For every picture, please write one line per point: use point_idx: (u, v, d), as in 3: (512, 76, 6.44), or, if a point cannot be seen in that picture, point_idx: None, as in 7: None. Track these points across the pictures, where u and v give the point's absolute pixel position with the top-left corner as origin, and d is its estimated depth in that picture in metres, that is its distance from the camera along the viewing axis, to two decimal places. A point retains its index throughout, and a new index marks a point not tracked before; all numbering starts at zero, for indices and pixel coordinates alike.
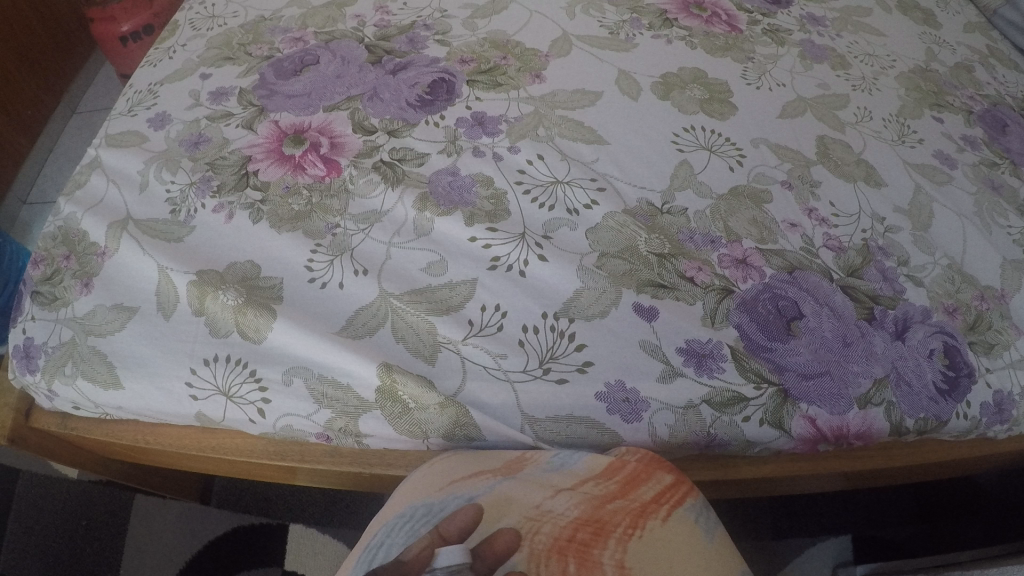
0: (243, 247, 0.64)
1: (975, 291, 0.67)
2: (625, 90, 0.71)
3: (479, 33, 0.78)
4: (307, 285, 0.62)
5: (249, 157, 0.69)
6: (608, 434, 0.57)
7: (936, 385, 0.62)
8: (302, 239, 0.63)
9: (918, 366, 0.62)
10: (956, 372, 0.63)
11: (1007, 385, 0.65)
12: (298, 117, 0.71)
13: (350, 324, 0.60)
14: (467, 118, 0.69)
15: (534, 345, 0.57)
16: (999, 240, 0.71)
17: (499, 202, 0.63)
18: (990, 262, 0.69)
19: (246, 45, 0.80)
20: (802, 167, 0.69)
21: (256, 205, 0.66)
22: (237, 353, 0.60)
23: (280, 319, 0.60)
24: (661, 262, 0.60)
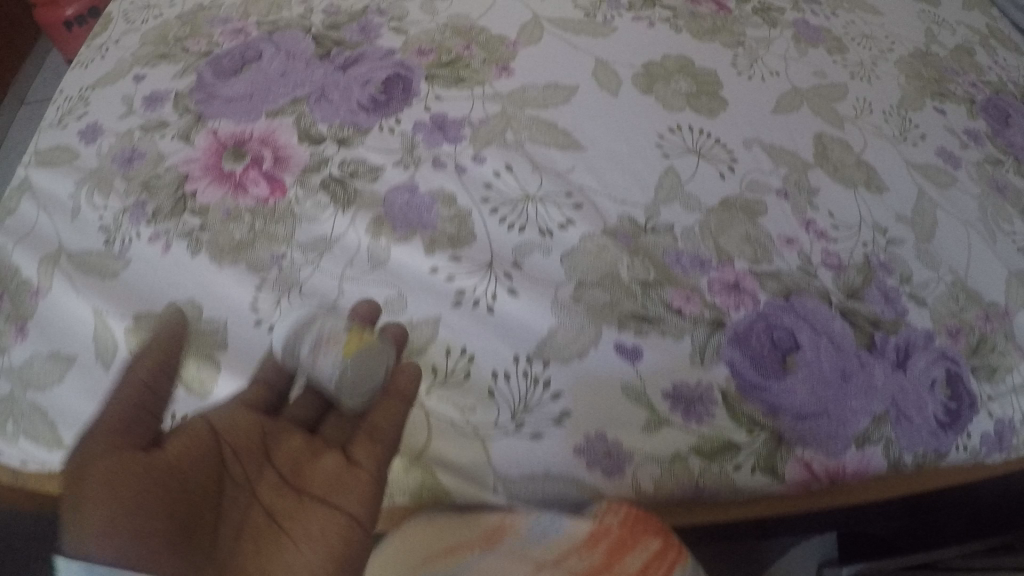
0: (183, 284, 0.58)
1: (979, 310, 0.64)
2: (604, 83, 0.63)
3: (439, 18, 0.68)
4: (252, 329, 0.56)
5: (186, 175, 0.62)
6: (587, 490, 0.52)
7: (936, 418, 0.60)
8: (244, 274, 0.57)
9: (920, 398, 0.59)
10: (957, 404, 0.61)
11: (1008, 413, 0.63)
12: (238, 125, 0.64)
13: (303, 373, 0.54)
14: (426, 122, 0.61)
15: (504, 395, 0.52)
16: (1004, 249, 0.68)
17: (462, 224, 0.56)
18: (995, 274, 0.66)
19: (183, 39, 0.72)
20: (799, 172, 0.62)
21: (194, 233, 0.60)
22: (181, 409, 0.55)
23: (224, 371, 0.55)
24: (645, 291, 0.54)
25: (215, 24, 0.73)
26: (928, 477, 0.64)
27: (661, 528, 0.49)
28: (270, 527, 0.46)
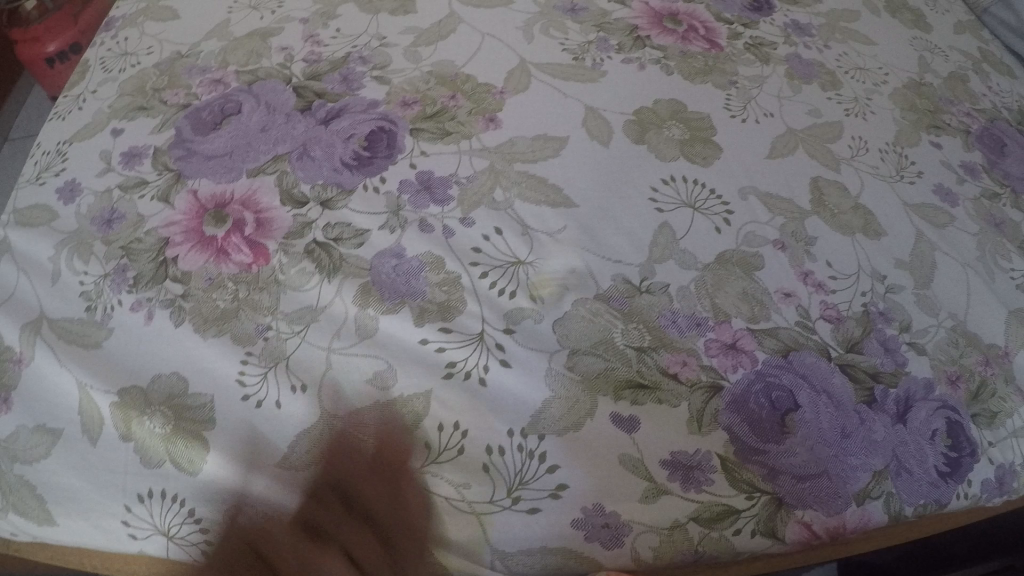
0: (170, 357, 0.58)
1: (979, 354, 0.63)
2: (594, 134, 0.61)
3: (423, 66, 0.67)
4: (240, 404, 0.55)
5: (166, 240, 0.61)
6: (585, 563, 0.51)
7: (937, 468, 0.59)
8: (230, 347, 0.57)
9: (920, 450, 0.58)
10: (958, 453, 0.60)
11: (1009, 458, 0.62)
12: (219, 185, 0.64)
13: (292, 452, 0.54)
14: (412, 181, 0.60)
15: (500, 470, 0.51)
16: (1002, 287, 0.67)
17: (451, 290, 0.55)
18: (995, 315, 0.65)
19: (161, 90, 0.71)
20: (795, 220, 0.60)
21: (176, 302, 0.59)
22: (173, 487, 0.55)
23: (214, 450, 0.55)
24: (640, 357, 0.53)
25: (192, 74, 0.71)
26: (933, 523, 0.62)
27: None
28: (307, 535, 0.53)
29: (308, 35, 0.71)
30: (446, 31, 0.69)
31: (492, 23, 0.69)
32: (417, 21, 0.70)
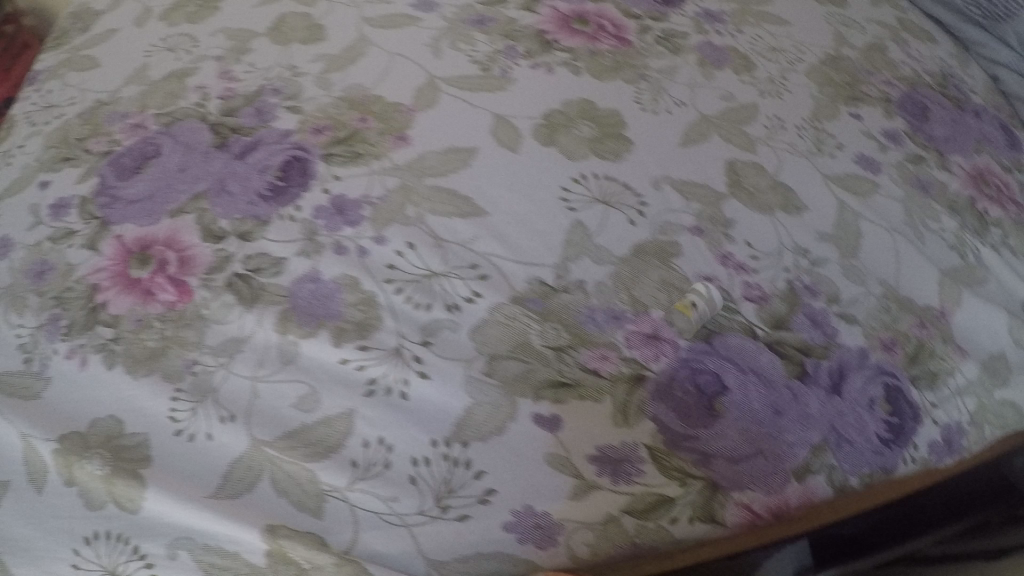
0: (106, 400, 0.58)
1: (913, 318, 0.63)
2: (503, 141, 0.62)
3: (334, 91, 0.69)
4: (174, 439, 0.56)
5: (94, 287, 0.63)
6: (522, 565, 0.51)
7: (879, 436, 0.58)
8: (160, 384, 0.58)
9: (859, 419, 0.58)
10: (900, 418, 0.59)
11: (954, 417, 0.62)
12: (142, 229, 0.65)
13: (226, 482, 0.54)
14: (326, 206, 0.62)
15: (427, 480, 0.51)
16: (934, 248, 0.66)
17: (368, 308, 0.57)
18: (928, 277, 0.65)
19: (84, 139, 0.74)
20: (712, 205, 0.60)
21: (107, 346, 0.60)
22: (118, 527, 0.55)
23: (153, 486, 0.55)
24: (559, 356, 0.53)
25: (115, 123, 0.74)
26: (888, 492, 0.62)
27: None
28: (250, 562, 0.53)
29: (223, 72, 0.74)
30: (355, 55, 0.71)
31: (401, 44, 0.71)
32: (327, 47, 0.73)
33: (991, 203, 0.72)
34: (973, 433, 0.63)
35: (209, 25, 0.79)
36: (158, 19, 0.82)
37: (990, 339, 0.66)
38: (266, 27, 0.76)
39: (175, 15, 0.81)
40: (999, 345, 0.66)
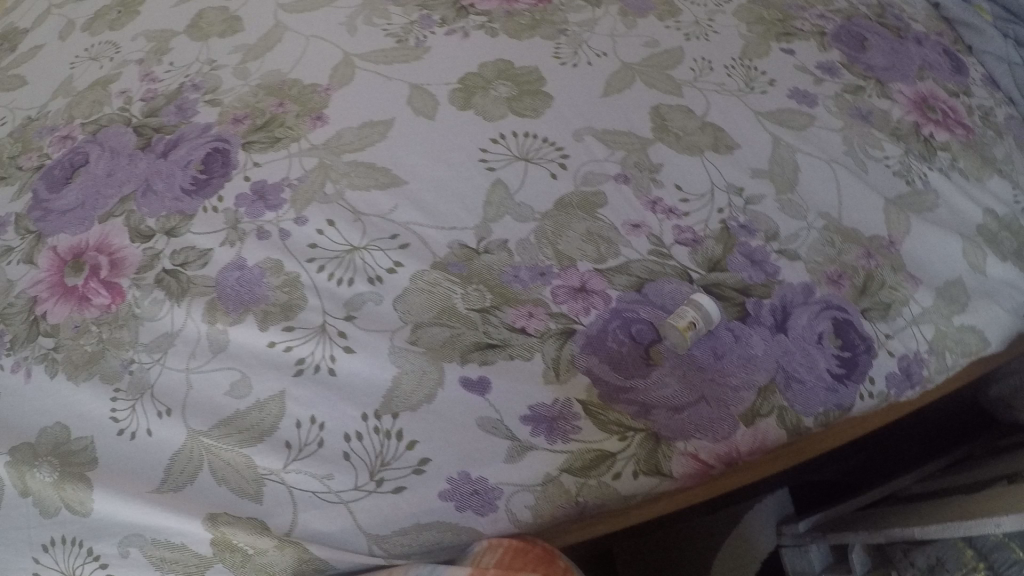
0: (49, 409, 0.56)
1: (859, 249, 0.60)
2: (420, 110, 0.61)
3: (252, 80, 0.68)
4: (116, 439, 0.54)
5: (32, 299, 0.61)
6: (465, 533, 0.49)
7: (830, 373, 0.56)
8: (99, 386, 0.56)
9: (808, 356, 0.55)
10: (851, 352, 0.57)
11: (911, 347, 0.60)
12: (76, 237, 0.64)
13: (168, 475, 0.53)
14: (247, 193, 0.60)
15: (360, 455, 0.50)
16: (878, 176, 0.64)
17: (292, 289, 0.55)
18: (873, 206, 0.63)
19: (16, 157, 0.72)
20: (638, 151, 0.59)
21: (48, 355, 0.58)
22: (72, 532, 0.54)
23: (99, 487, 0.53)
24: (484, 318, 0.51)
25: (44, 137, 0.72)
26: (848, 431, 0.62)
27: (541, 557, 0.47)
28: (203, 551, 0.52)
29: (145, 74, 0.73)
30: (272, 41, 0.70)
31: (317, 26, 0.70)
32: (245, 38, 0.72)
33: (938, 127, 0.70)
34: (933, 362, 0.60)
35: (130, 31, 0.78)
36: (82, 31, 0.81)
37: (943, 264, 0.63)
38: (185, 25, 0.75)
39: (96, 25, 0.81)
40: (953, 269, 0.63)
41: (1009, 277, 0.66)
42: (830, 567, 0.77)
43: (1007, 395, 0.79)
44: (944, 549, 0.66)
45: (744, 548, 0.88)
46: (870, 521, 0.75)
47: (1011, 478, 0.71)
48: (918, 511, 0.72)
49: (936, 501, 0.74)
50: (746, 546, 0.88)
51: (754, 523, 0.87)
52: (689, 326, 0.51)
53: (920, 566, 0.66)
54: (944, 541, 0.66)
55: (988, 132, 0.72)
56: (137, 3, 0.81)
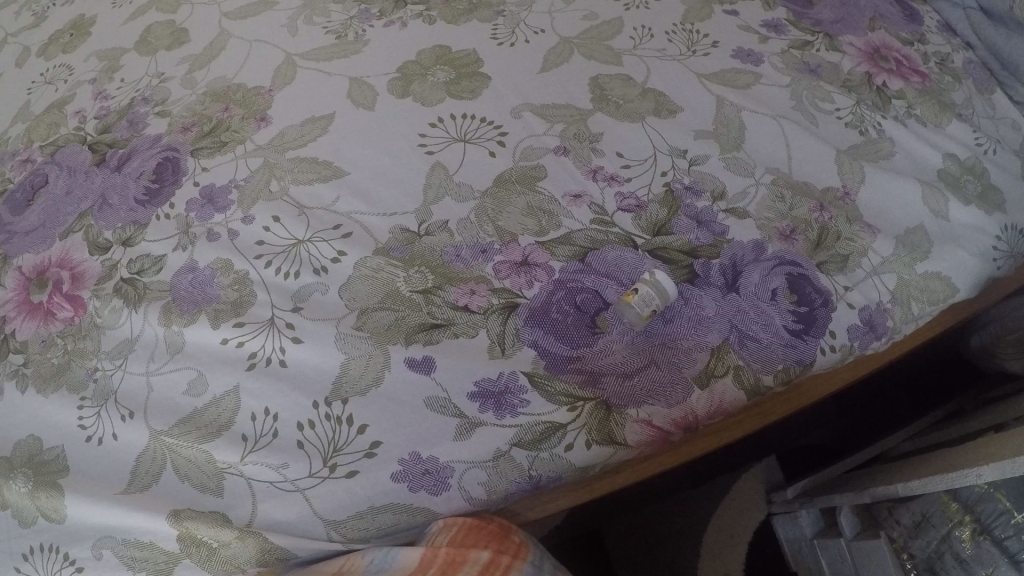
0: (21, 422, 0.57)
1: (811, 201, 0.55)
2: (359, 101, 0.61)
3: (199, 88, 0.68)
4: (85, 445, 0.55)
5: (3, 318, 0.62)
6: (420, 513, 0.50)
7: (787, 329, 0.51)
8: (66, 396, 0.56)
9: (762, 314, 0.51)
10: (809, 306, 0.52)
11: (873, 297, 0.54)
12: (39, 255, 0.64)
13: (136, 476, 0.53)
14: (197, 198, 0.60)
15: (314, 442, 0.50)
16: (829, 130, 0.59)
17: (242, 286, 0.54)
18: (823, 159, 0.57)
19: None
20: (577, 122, 0.58)
21: (19, 371, 0.59)
22: (49, 539, 0.54)
23: (70, 493, 0.54)
24: (428, 298, 0.51)
25: (7, 163, 0.73)
26: (817, 387, 0.61)
27: (495, 532, 0.49)
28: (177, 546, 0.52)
29: (98, 93, 0.74)
30: (217, 50, 0.71)
31: (261, 30, 0.70)
32: (191, 49, 0.72)
33: (890, 76, 0.64)
34: (897, 313, 0.54)
35: (82, 52, 0.79)
36: (37, 56, 0.83)
37: (900, 211, 0.57)
38: (134, 41, 0.77)
39: (51, 49, 0.82)
40: (913, 217, 0.57)
41: (974, 222, 0.58)
42: (822, 529, 0.81)
43: (986, 346, 0.83)
44: (929, 504, 0.68)
45: (739, 518, 0.95)
46: (859, 482, 0.77)
47: (998, 426, 0.70)
48: (904, 468, 0.73)
49: (926, 456, 0.73)
50: (741, 517, 0.95)
51: (747, 496, 0.96)
52: (653, 312, 0.49)
53: (906, 524, 0.70)
54: (929, 497, 0.68)
55: (946, 78, 0.65)
56: (89, 25, 0.82)
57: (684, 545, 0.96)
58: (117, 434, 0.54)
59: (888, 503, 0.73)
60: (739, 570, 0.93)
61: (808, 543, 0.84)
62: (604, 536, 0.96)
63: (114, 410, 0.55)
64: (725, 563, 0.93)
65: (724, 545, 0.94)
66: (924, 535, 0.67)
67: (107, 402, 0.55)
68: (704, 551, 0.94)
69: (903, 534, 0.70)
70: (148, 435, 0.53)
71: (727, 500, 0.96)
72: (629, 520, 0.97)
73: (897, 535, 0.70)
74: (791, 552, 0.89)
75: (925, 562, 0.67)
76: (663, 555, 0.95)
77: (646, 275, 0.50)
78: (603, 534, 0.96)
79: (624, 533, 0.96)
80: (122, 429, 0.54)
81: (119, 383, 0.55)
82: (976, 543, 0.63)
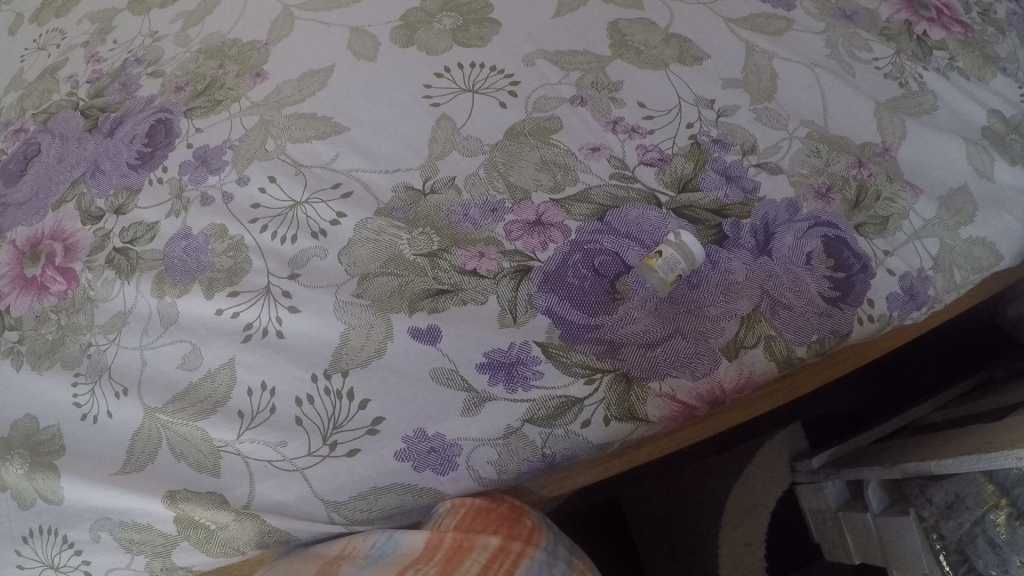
0: (16, 401, 0.54)
1: (849, 157, 0.50)
2: (360, 53, 0.54)
3: (193, 45, 0.63)
4: (80, 424, 0.52)
5: None
6: (426, 494, 0.47)
7: (822, 298, 0.47)
8: (60, 373, 0.54)
9: (796, 280, 0.47)
10: (846, 273, 0.48)
11: (914, 264, 0.49)
12: (31, 227, 0.61)
13: (131, 456, 0.51)
14: (190, 160, 0.56)
15: (313, 418, 0.46)
16: (866, 81, 0.54)
17: (237, 253, 0.50)
18: (861, 111, 0.52)
19: None
20: (595, 70, 0.51)
21: (14, 348, 0.56)
22: (47, 521, 0.52)
23: (65, 473, 0.51)
24: (433, 263, 0.46)
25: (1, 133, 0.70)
26: (852, 357, 0.57)
27: (506, 516, 0.46)
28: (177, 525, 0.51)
29: (90, 57, 0.70)
30: (210, 4, 0.66)
31: None
32: (184, 5, 0.68)
33: (932, 25, 0.58)
34: (939, 281, 0.50)
35: (74, 16, 0.76)
36: (29, 22, 0.79)
37: (944, 170, 0.52)
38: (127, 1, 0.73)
39: (43, 14, 0.79)
40: (957, 176, 0.52)
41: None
42: (847, 502, 0.80)
43: None
44: (964, 484, 0.64)
45: (761, 488, 0.93)
46: (889, 455, 0.74)
47: None
48: (937, 442, 0.69)
49: (960, 431, 0.69)
50: (763, 486, 0.93)
51: (772, 466, 0.93)
52: (678, 276, 0.44)
53: (939, 503, 0.66)
54: (965, 476, 0.64)
55: (989, 29, 0.60)
56: None
57: (704, 515, 0.92)
58: (111, 413, 0.51)
59: (922, 480, 0.69)
60: (759, 539, 0.91)
61: (831, 515, 0.82)
62: (623, 508, 0.92)
63: (108, 388, 0.52)
64: (746, 532, 0.91)
65: (745, 516, 0.92)
66: (957, 516, 0.64)
67: (101, 378, 0.52)
68: (725, 520, 0.92)
69: (934, 514, 0.66)
70: (143, 412, 0.51)
71: (749, 467, 0.93)
72: (649, 489, 0.93)
73: (928, 515, 0.66)
74: (814, 522, 0.88)
75: (955, 544, 0.63)
76: (683, 527, 0.92)
77: (670, 237, 0.45)
78: (624, 506, 0.92)
79: (643, 503, 0.92)
80: (117, 407, 0.51)
81: (111, 360, 0.52)
82: (1012, 528, 0.59)
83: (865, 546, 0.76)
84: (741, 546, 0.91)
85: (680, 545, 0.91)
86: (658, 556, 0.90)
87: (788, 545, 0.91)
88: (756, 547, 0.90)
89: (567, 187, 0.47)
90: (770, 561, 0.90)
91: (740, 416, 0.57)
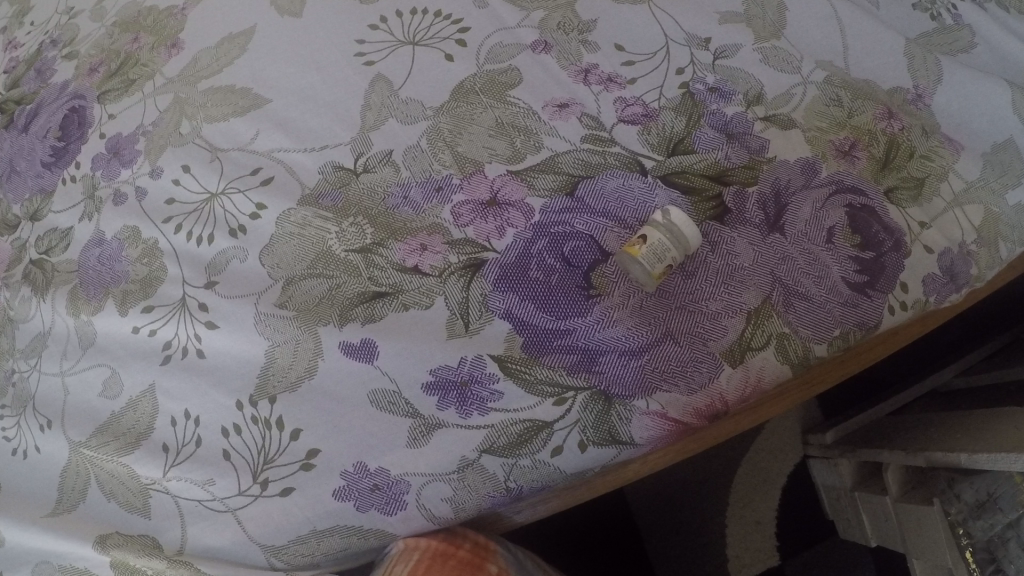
0: None
1: (876, 106, 0.41)
2: (283, 7, 0.45)
3: (109, 19, 0.54)
4: (10, 460, 0.46)
5: None
6: (374, 535, 0.41)
7: (846, 284, 0.39)
8: None
9: (814, 263, 0.38)
10: (874, 252, 0.39)
11: (953, 237, 0.41)
12: None
13: (63, 494, 0.44)
14: (103, 152, 0.47)
15: (241, 452, 0.39)
16: (889, 14, 0.45)
17: (152, 259, 0.42)
18: (887, 49, 0.43)
19: None
20: (562, 9, 0.43)
21: None
22: None
23: None
24: (369, 260, 0.38)
25: None
26: (880, 347, 0.48)
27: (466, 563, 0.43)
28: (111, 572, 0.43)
29: (7, 43, 0.61)
30: None
31: None
32: None
33: None
34: (983, 256, 0.42)
35: None
36: None
37: (988, 118, 0.43)
38: None
39: None
40: (1005, 126, 0.43)
41: None
42: (862, 481, 0.72)
43: None
44: (997, 483, 0.56)
45: (772, 462, 0.85)
46: (913, 437, 0.65)
47: None
48: (967, 428, 0.59)
49: (993, 412, 0.60)
50: (774, 465, 0.85)
51: (783, 439, 0.85)
52: (668, 266, 0.36)
53: (968, 501, 0.56)
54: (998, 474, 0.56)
55: None
56: None
57: (715, 506, 0.84)
58: (41, 448, 0.44)
59: (949, 473, 0.59)
60: (771, 521, 0.83)
61: (846, 494, 0.75)
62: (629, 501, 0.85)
63: (34, 419, 0.45)
64: (755, 511, 0.84)
65: (756, 491, 0.84)
66: (989, 516, 0.55)
67: (27, 407, 0.45)
68: (733, 497, 0.84)
69: (963, 511, 0.56)
70: (68, 445, 0.43)
71: (758, 444, 0.85)
72: (656, 484, 0.85)
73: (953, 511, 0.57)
74: (828, 500, 0.81)
75: (983, 542, 0.55)
76: (692, 517, 0.84)
77: (658, 216, 0.37)
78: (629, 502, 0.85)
79: (648, 493, 0.85)
80: (46, 442, 0.44)
81: (36, 390, 0.45)
82: None
83: (881, 529, 0.69)
84: (750, 525, 0.83)
85: (688, 530, 0.84)
86: (663, 538, 0.84)
87: (802, 530, 0.83)
88: (764, 526, 0.83)
89: (528, 159, 0.39)
90: (781, 543, 0.82)
91: (745, 422, 0.49)
